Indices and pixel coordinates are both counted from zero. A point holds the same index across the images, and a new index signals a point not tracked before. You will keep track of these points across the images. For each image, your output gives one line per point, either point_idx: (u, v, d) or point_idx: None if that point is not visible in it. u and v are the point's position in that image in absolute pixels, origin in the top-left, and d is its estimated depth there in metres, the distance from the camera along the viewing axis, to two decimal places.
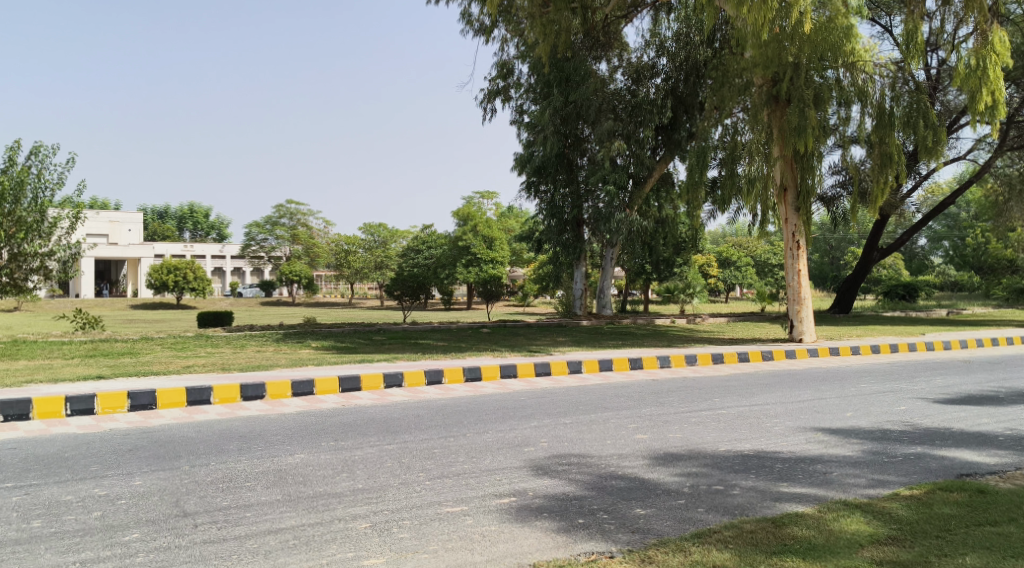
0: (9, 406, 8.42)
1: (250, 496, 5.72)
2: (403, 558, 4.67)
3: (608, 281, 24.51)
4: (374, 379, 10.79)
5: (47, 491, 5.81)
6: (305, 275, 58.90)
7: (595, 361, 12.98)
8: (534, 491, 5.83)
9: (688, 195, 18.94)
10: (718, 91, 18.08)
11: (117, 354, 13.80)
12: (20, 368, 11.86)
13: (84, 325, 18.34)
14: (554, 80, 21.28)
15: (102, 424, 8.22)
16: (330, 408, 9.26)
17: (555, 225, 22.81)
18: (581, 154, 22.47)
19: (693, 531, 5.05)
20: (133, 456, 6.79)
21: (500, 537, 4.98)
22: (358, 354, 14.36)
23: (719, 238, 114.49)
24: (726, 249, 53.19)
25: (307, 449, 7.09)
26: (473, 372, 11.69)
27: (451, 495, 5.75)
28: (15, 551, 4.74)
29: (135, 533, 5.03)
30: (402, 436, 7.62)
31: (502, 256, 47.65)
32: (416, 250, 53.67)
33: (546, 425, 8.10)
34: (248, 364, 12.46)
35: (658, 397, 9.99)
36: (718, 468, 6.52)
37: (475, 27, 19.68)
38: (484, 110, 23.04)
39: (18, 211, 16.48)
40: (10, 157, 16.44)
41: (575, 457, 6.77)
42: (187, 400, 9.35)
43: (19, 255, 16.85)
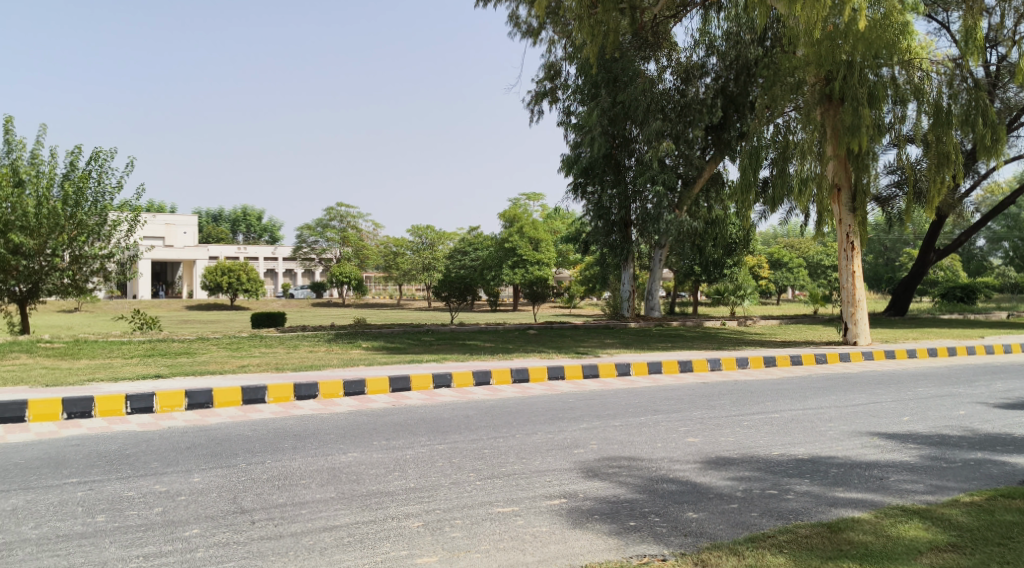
0: (73, 404, 8.68)
1: (306, 494, 5.81)
2: (456, 557, 4.70)
3: (656, 282, 24.34)
4: (423, 379, 10.89)
5: (110, 486, 5.98)
6: (354, 276, 59.57)
7: (644, 363, 12.89)
8: (585, 493, 5.82)
9: (740, 196, 18.64)
10: (769, 90, 17.71)
11: (174, 353, 14.14)
12: (82, 366, 12.23)
13: (142, 325, 18.83)
14: (602, 81, 21.30)
15: (160, 422, 8.42)
16: (380, 408, 9.35)
17: (603, 225, 22.92)
18: (629, 155, 22.32)
19: (748, 535, 4.99)
20: (192, 453, 6.96)
21: (552, 538, 4.98)
22: (407, 355, 14.52)
23: (769, 238, 113.11)
24: (776, 249, 52.44)
25: (360, 447, 7.19)
26: (521, 374, 11.71)
27: (502, 495, 5.78)
28: (81, 544, 4.89)
29: (194, 528, 5.15)
30: (452, 436, 7.67)
31: (548, 257, 47.67)
32: (463, 251, 54.43)
33: (596, 427, 8.09)
34: (300, 364, 12.68)
35: (708, 400, 9.90)
36: (771, 472, 6.44)
37: (522, 29, 19.73)
38: (531, 111, 23.02)
39: (79, 214, 17.00)
40: (72, 163, 17.00)
41: (626, 459, 6.75)
42: (242, 399, 9.55)
43: (81, 257, 17.23)
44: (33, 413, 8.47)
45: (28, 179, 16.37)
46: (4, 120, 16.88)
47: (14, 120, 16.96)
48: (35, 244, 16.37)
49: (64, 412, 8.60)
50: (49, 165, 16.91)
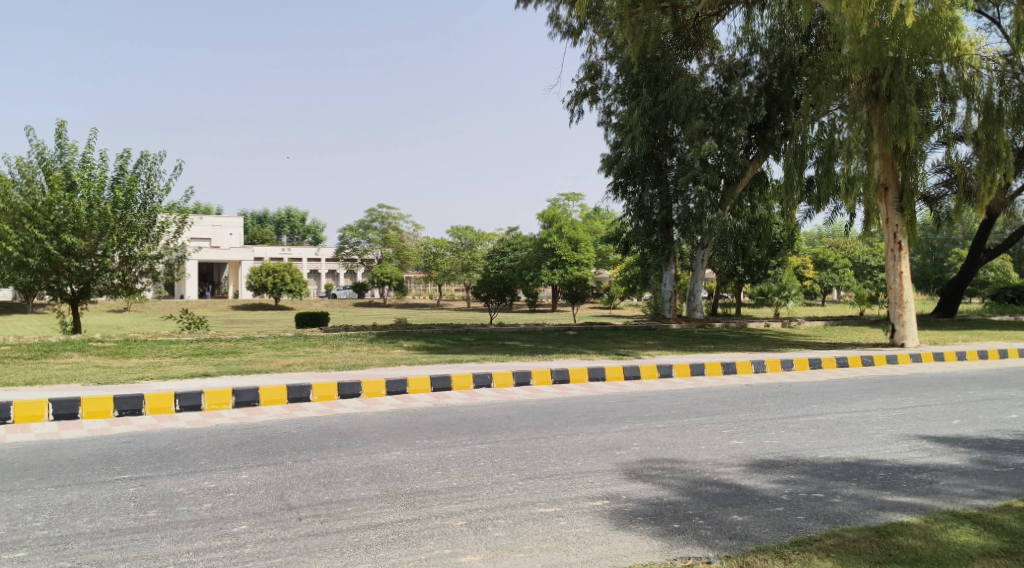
0: (124, 401, 8.90)
1: (350, 492, 5.88)
2: (499, 556, 4.72)
3: (698, 282, 24.13)
4: (464, 379, 10.95)
5: (161, 483, 6.12)
6: (395, 277, 60.03)
7: (686, 365, 12.80)
8: (628, 494, 5.80)
9: (784, 196, 18.40)
10: (814, 88, 17.57)
11: (221, 353, 14.39)
12: (132, 365, 12.51)
13: (189, 325, 19.20)
14: (642, 81, 21.17)
15: (208, 420, 8.59)
16: (421, 407, 9.42)
17: (644, 226, 22.85)
18: (670, 154, 22.21)
19: (794, 538, 4.93)
20: (239, 451, 7.08)
21: (594, 539, 4.98)
22: (448, 354, 14.61)
23: (814, 238, 111.35)
24: (821, 249, 51.66)
25: (403, 446, 7.25)
26: (562, 375, 11.71)
27: (544, 496, 5.79)
28: (133, 539, 5.01)
29: (242, 524, 5.24)
30: (493, 436, 7.70)
31: (588, 258, 47.49)
32: (502, 252, 54.56)
33: (638, 428, 8.06)
34: (343, 363, 12.82)
35: (752, 402, 9.79)
36: (817, 475, 6.35)
37: (562, 29, 19.73)
38: (571, 112, 22.99)
39: (129, 216, 17.42)
40: (121, 166, 17.41)
41: (669, 462, 6.71)
42: (287, 398, 9.72)
43: (131, 258, 17.63)
44: (87, 410, 8.69)
45: (80, 182, 16.81)
46: (57, 124, 17.35)
47: (67, 125, 17.43)
48: (87, 245, 16.79)
49: (115, 410, 8.80)
50: (100, 168, 17.34)
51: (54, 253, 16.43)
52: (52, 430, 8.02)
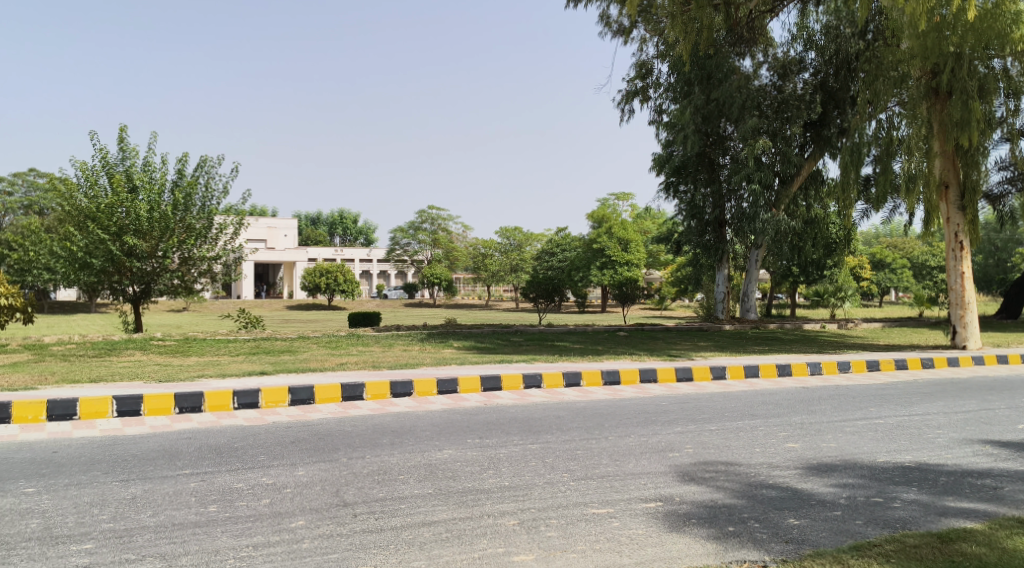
0: (184, 399, 9.15)
1: (404, 489, 5.96)
2: (553, 556, 4.73)
3: (752, 283, 23.85)
4: (515, 379, 10.98)
5: (220, 478, 6.27)
6: (445, 277, 60.41)
7: (740, 367, 12.63)
8: (681, 497, 5.76)
9: (840, 195, 18.07)
10: (870, 84, 16.94)
11: (277, 351, 14.67)
12: (192, 363, 12.83)
13: (246, 324, 19.61)
14: (695, 79, 20.98)
15: (265, 417, 8.77)
16: (472, 406, 9.48)
17: (696, 225, 22.71)
18: (723, 153, 21.79)
19: (853, 543, 4.85)
20: (296, 448, 7.20)
21: (648, 540, 4.95)
22: (498, 354, 14.68)
23: (872, 238, 108.68)
24: (878, 249, 50.43)
25: (455, 445, 7.31)
26: (613, 376, 11.67)
27: (596, 496, 5.78)
28: (195, 532, 5.14)
29: (300, 520, 5.34)
30: (544, 436, 7.72)
31: (638, 259, 46.95)
32: (551, 253, 54.59)
33: (691, 430, 7.99)
34: (396, 362, 12.97)
35: (808, 405, 9.62)
36: (876, 479, 6.22)
37: (613, 28, 19.64)
38: (622, 111, 22.89)
39: (188, 218, 17.87)
40: (181, 170, 17.87)
41: (723, 464, 6.64)
42: (342, 396, 9.90)
43: (190, 259, 18.05)
44: (149, 407, 8.94)
45: (142, 185, 17.29)
46: (119, 129, 17.85)
47: (128, 129, 17.93)
48: (147, 246, 17.25)
49: (176, 406, 9.06)
50: (161, 172, 17.80)
51: (117, 254, 16.94)
52: (115, 426, 8.26)
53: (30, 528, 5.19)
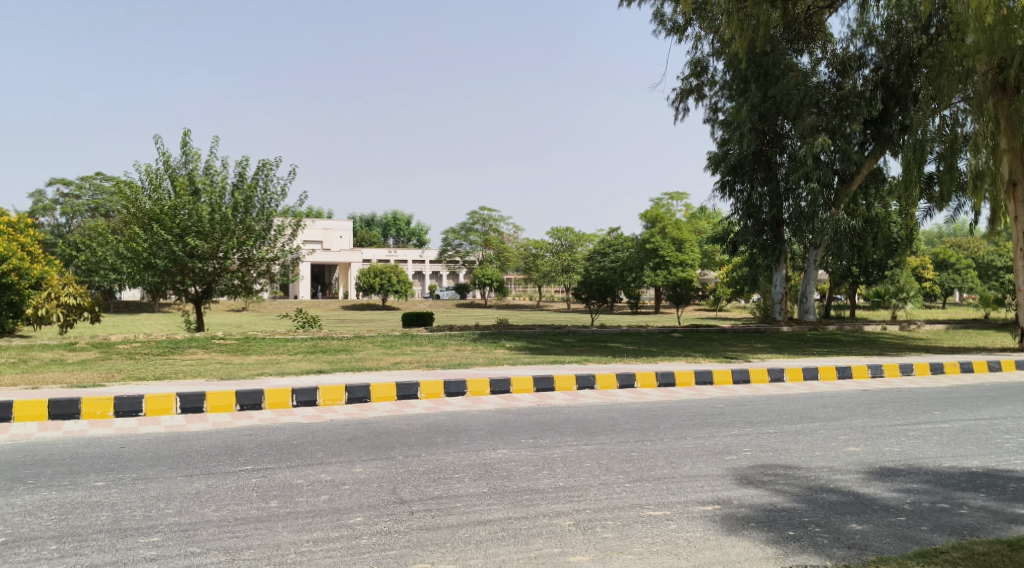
0: (245, 397, 9.35)
1: (460, 488, 5.99)
2: (609, 557, 4.71)
3: (811, 284, 23.45)
4: (568, 380, 10.94)
5: (281, 474, 6.39)
6: (496, 279, 60.61)
7: (798, 369, 12.41)
8: (739, 500, 5.68)
9: (903, 193, 17.61)
10: (934, 80, 16.49)
11: (334, 351, 14.92)
12: (251, 361, 13.12)
13: (303, 325, 19.97)
14: (752, 76, 20.75)
15: (322, 415, 8.92)
16: (525, 406, 9.50)
17: (753, 225, 22.33)
18: (781, 151, 21.41)
19: (918, 549, 4.73)
20: (353, 445, 7.32)
21: (706, 543, 4.90)
22: (550, 355, 14.68)
23: (935, 238, 105.70)
24: (942, 249, 49.18)
25: (509, 445, 7.33)
26: (667, 378, 11.57)
27: (652, 498, 5.74)
28: (257, 527, 5.25)
29: (358, 516, 5.42)
30: (599, 437, 7.69)
31: (692, 259, 46.36)
32: (603, 253, 54.57)
33: (748, 433, 7.88)
34: (450, 362, 13.06)
35: (869, 408, 9.42)
36: (941, 485, 6.06)
37: (668, 26, 19.47)
38: (676, 110, 22.69)
39: (248, 220, 18.26)
40: (241, 173, 18.27)
41: (783, 468, 6.53)
42: (397, 395, 10.03)
43: (250, 260, 18.41)
44: (212, 404, 9.17)
45: (203, 188, 17.75)
46: (182, 133, 18.35)
47: (191, 134, 18.41)
48: (209, 247, 17.65)
49: (237, 404, 9.27)
50: (222, 175, 18.22)
51: (180, 255, 17.40)
52: (179, 423, 8.49)
53: (100, 520, 5.37)
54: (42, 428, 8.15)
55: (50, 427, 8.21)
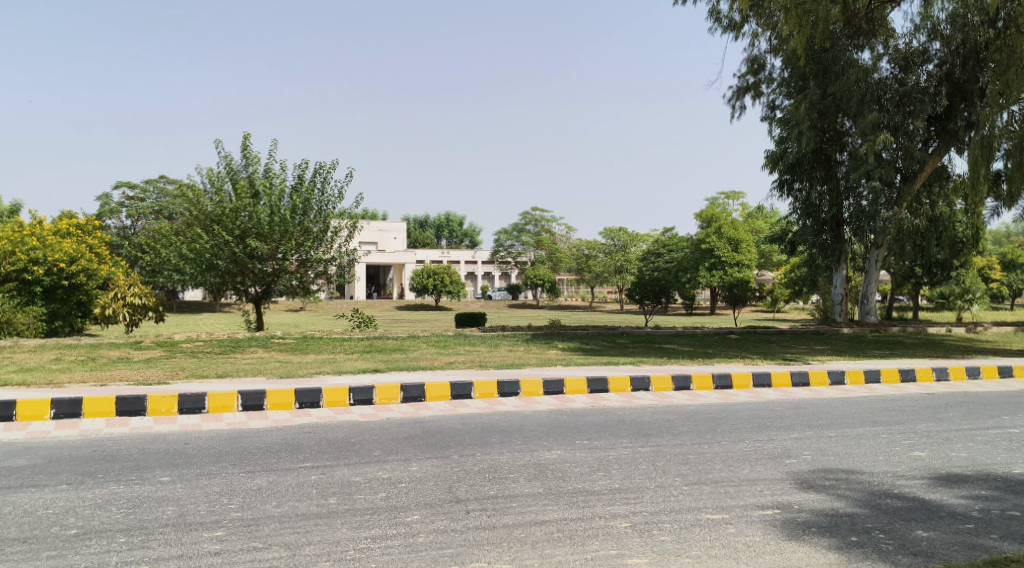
0: (303, 394, 9.54)
1: (515, 488, 6.01)
2: (667, 560, 4.67)
3: (872, 285, 22.96)
4: (622, 382, 10.86)
5: (340, 471, 6.50)
6: (548, 279, 60.50)
7: (860, 373, 12.13)
8: (800, 505, 5.58)
9: (970, 192, 17.09)
10: (1001, 75, 15.91)
11: (390, 350, 15.09)
12: (309, 360, 13.34)
13: (360, 324, 20.25)
14: (811, 73, 20.44)
15: (379, 414, 9.04)
16: (579, 407, 9.49)
17: (812, 225, 21.93)
18: (841, 149, 21.16)
19: (988, 558, 4.58)
20: (410, 444, 7.40)
21: (766, 548, 4.83)
22: (604, 356, 14.61)
23: (1003, 237, 102.45)
24: (1010, 248, 47.50)
25: (564, 445, 7.32)
26: (724, 380, 11.41)
27: (710, 502, 5.67)
28: (317, 524, 5.34)
29: (415, 514, 5.47)
30: (654, 440, 7.63)
31: (749, 259, 45.67)
32: (658, 253, 54.32)
33: (809, 437, 7.73)
34: (503, 362, 13.10)
35: (933, 412, 9.17)
36: (1012, 492, 5.86)
37: (724, 23, 19.25)
38: (733, 108, 22.39)
39: (306, 222, 18.59)
40: (300, 176, 18.61)
41: (844, 472, 6.39)
42: (451, 394, 10.12)
43: (307, 261, 18.72)
44: (272, 401, 9.35)
45: (263, 191, 18.11)
46: (242, 137, 18.76)
47: (251, 137, 18.80)
48: (268, 249, 17.98)
49: (297, 402, 9.45)
50: (281, 178, 18.57)
51: (240, 256, 17.79)
52: (240, 420, 8.68)
53: (166, 514, 5.52)
54: (110, 425, 8.40)
55: (117, 423, 8.47)
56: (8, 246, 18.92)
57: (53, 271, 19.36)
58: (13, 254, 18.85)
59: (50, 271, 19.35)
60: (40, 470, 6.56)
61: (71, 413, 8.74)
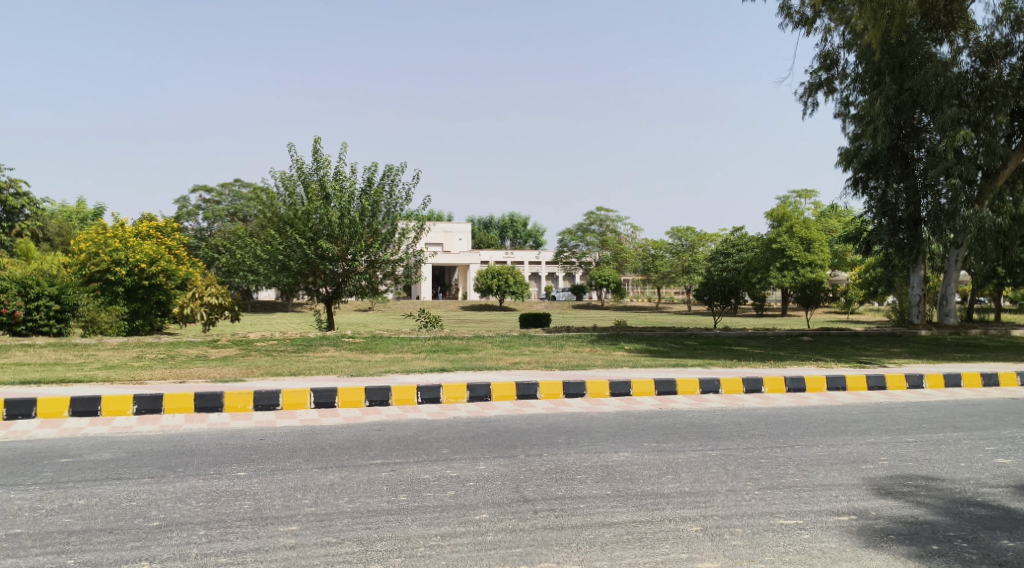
0: (373, 393, 9.70)
1: (583, 489, 6.00)
2: (739, 565, 4.61)
3: (952, 286, 22.22)
4: (690, 384, 10.74)
5: (409, 469, 6.59)
6: (613, 280, 60.11)
7: (939, 377, 11.72)
8: (877, 511, 5.43)
9: None
10: None
11: (456, 350, 15.23)
12: (378, 359, 13.57)
13: (426, 324, 20.49)
14: (886, 68, 19.70)
15: (446, 412, 9.16)
16: (646, 409, 9.43)
17: (888, 224, 21.37)
18: (919, 146, 20.53)
19: None
20: (477, 443, 7.45)
21: (842, 555, 4.72)
22: (672, 358, 14.47)
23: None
24: None
25: (631, 447, 7.27)
26: (797, 383, 11.16)
27: (783, 506, 5.57)
28: (388, 520, 5.42)
29: (483, 513, 5.51)
30: (724, 443, 7.51)
31: (822, 259, 44.67)
32: (726, 253, 53.51)
33: (886, 442, 7.52)
34: (569, 363, 13.09)
35: (1018, 418, 8.80)
36: None
37: (795, 18, 18.84)
38: (804, 105, 21.90)
39: (375, 224, 18.89)
40: (369, 179, 18.92)
41: (924, 479, 6.19)
42: (517, 394, 10.16)
43: (376, 262, 18.99)
44: (343, 399, 9.54)
45: (333, 193, 18.45)
46: (314, 141, 19.19)
47: (322, 141, 19.21)
48: (338, 250, 18.31)
49: (366, 400, 9.63)
50: (351, 181, 18.91)
51: (312, 258, 18.19)
52: (313, 417, 8.88)
53: (244, 508, 5.68)
54: (188, 420, 8.69)
55: (196, 419, 8.75)
56: (94, 249, 20.08)
57: (134, 271, 20.10)
58: (98, 255, 19.96)
59: (133, 271, 20.14)
60: (124, 464, 6.82)
61: (153, 409, 9.09)
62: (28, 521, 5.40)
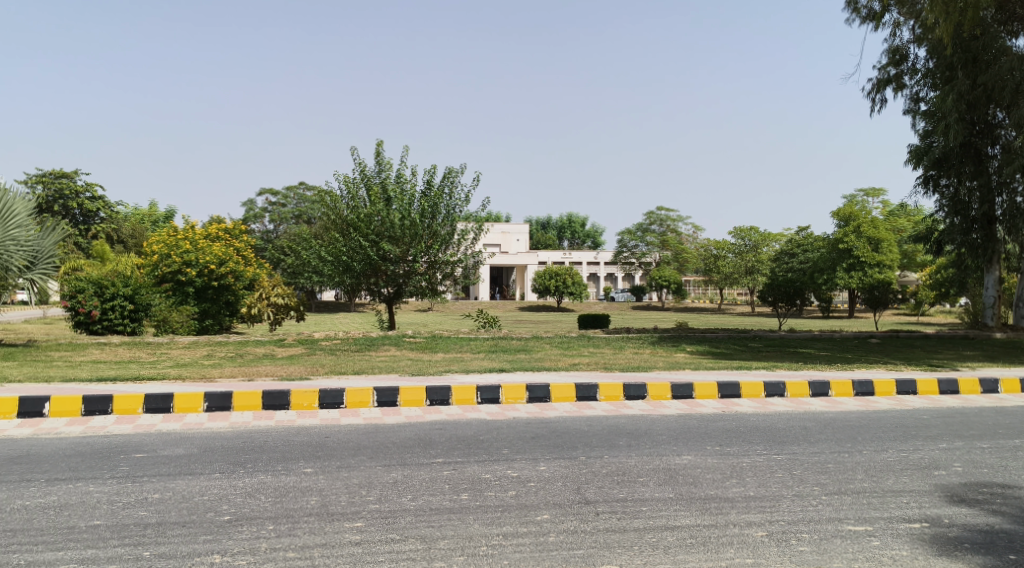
0: (434, 392, 9.81)
1: (645, 491, 5.98)
2: None
3: None
4: (755, 387, 10.60)
5: (471, 468, 6.65)
6: (674, 280, 59.32)
7: (1015, 381, 11.32)
8: (951, 519, 5.28)
9: None
10: None
11: (515, 350, 15.32)
12: (439, 359, 13.72)
13: (485, 324, 20.62)
14: (958, 62, 19.00)
15: (505, 412, 9.21)
16: (709, 412, 9.32)
17: (960, 223, 20.77)
18: (993, 142, 19.93)
19: None
20: (538, 443, 7.48)
21: (914, 563, 4.61)
22: (734, 360, 14.26)
23: None
24: None
25: (694, 451, 7.21)
26: (864, 387, 10.91)
27: (851, 513, 5.45)
28: (451, 518, 5.49)
29: (545, 514, 5.54)
30: (790, 447, 7.39)
31: (891, 259, 43.40)
32: (791, 253, 52.66)
33: (959, 448, 7.29)
34: (629, 364, 13.04)
35: None
36: None
37: (862, 14, 18.41)
38: (872, 101, 21.35)
39: (435, 226, 19.03)
40: (429, 181, 19.15)
41: (1000, 487, 5.99)
42: (576, 395, 10.16)
43: (435, 263, 19.16)
44: (404, 398, 9.68)
45: (395, 195, 18.77)
46: (376, 144, 19.51)
47: (384, 144, 19.53)
48: (399, 251, 18.60)
49: (427, 399, 9.74)
50: (412, 183, 19.14)
51: (374, 258, 18.48)
52: (376, 415, 9.03)
53: (311, 504, 5.82)
54: (256, 418, 8.92)
55: (263, 416, 8.97)
56: (166, 250, 20.68)
57: (204, 272, 20.65)
58: (170, 256, 20.57)
59: (202, 272, 20.70)
60: (196, 459, 7.04)
61: (222, 406, 9.35)
62: (107, 513, 5.63)
